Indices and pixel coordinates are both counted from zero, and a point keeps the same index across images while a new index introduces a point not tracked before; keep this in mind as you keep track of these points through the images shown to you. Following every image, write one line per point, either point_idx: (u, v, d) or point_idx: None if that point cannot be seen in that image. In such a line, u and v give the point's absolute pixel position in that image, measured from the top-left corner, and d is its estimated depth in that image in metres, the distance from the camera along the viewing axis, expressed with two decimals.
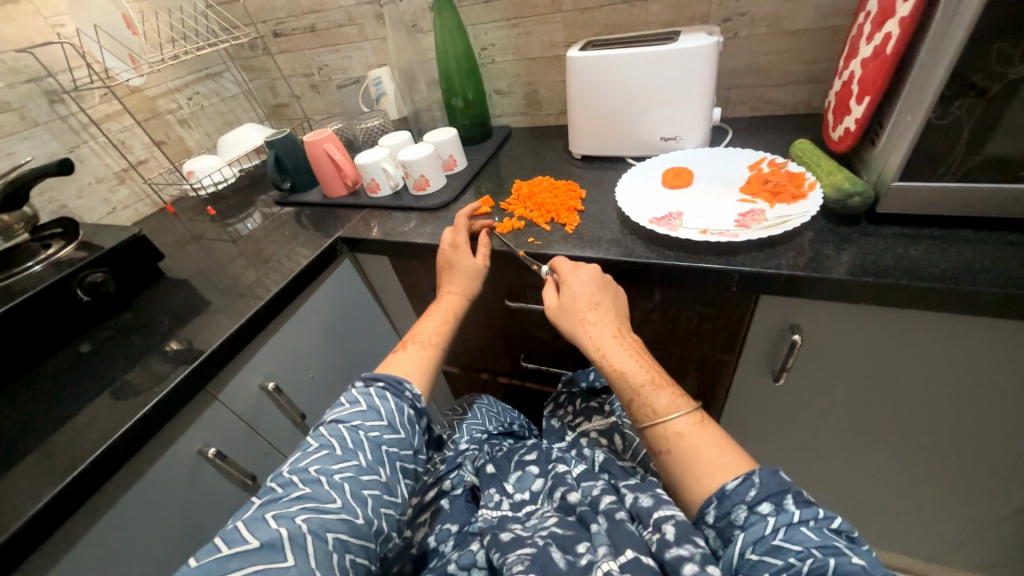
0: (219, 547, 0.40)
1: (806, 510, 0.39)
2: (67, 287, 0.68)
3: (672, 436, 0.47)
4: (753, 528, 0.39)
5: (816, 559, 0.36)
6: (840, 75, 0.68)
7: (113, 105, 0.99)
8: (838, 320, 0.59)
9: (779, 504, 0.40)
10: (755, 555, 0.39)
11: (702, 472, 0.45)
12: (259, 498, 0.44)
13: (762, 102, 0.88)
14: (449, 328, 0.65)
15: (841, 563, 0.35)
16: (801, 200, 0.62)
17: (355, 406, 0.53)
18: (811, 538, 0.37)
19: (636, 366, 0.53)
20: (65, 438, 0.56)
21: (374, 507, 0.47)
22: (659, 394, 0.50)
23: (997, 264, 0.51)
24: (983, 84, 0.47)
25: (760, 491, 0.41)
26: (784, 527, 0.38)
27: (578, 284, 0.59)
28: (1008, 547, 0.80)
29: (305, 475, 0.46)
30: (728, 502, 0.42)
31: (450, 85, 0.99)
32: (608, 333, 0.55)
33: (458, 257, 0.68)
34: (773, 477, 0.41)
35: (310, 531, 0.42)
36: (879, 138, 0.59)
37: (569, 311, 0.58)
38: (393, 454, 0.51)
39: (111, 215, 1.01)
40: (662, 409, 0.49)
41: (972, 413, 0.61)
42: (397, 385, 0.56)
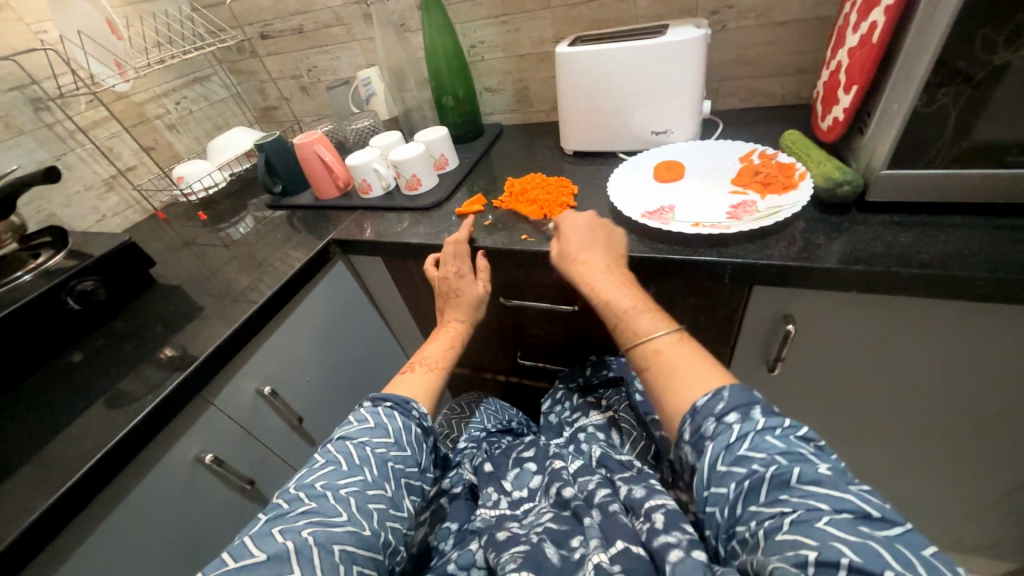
0: (225, 561, 0.39)
1: (773, 420, 0.39)
2: (57, 296, 0.67)
3: (652, 353, 0.48)
4: (721, 438, 0.39)
5: (780, 467, 0.36)
6: (827, 65, 0.68)
7: (100, 112, 0.98)
8: (831, 308, 0.59)
9: (746, 414, 0.39)
10: (723, 467, 0.38)
11: (677, 386, 0.44)
12: (266, 514, 0.44)
13: (752, 94, 0.88)
14: (454, 352, 0.66)
15: (805, 473, 0.35)
16: (792, 190, 0.62)
17: (362, 424, 0.53)
18: (776, 446, 0.37)
19: (624, 295, 0.55)
20: (60, 448, 0.56)
21: (380, 520, 0.47)
22: (643, 318, 0.51)
23: (986, 248, 0.51)
24: (969, 70, 0.48)
25: (728, 403, 0.40)
26: (751, 436, 0.38)
27: (573, 230, 0.62)
28: (1003, 529, 0.81)
29: (311, 490, 0.46)
30: (699, 416, 0.41)
31: (440, 84, 0.99)
32: (598, 269, 0.58)
33: (460, 283, 0.68)
34: (744, 392, 0.41)
35: (315, 544, 0.41)
36: (867, 127, 0.59)
37: (564, 256, 0.61)
38: (397, 469, 0.51)
39: (101, 222, 1.00)
40: (645, 330, 0.50)
41: (966, 397, 0.62)
42: (405, 404, 0.56)
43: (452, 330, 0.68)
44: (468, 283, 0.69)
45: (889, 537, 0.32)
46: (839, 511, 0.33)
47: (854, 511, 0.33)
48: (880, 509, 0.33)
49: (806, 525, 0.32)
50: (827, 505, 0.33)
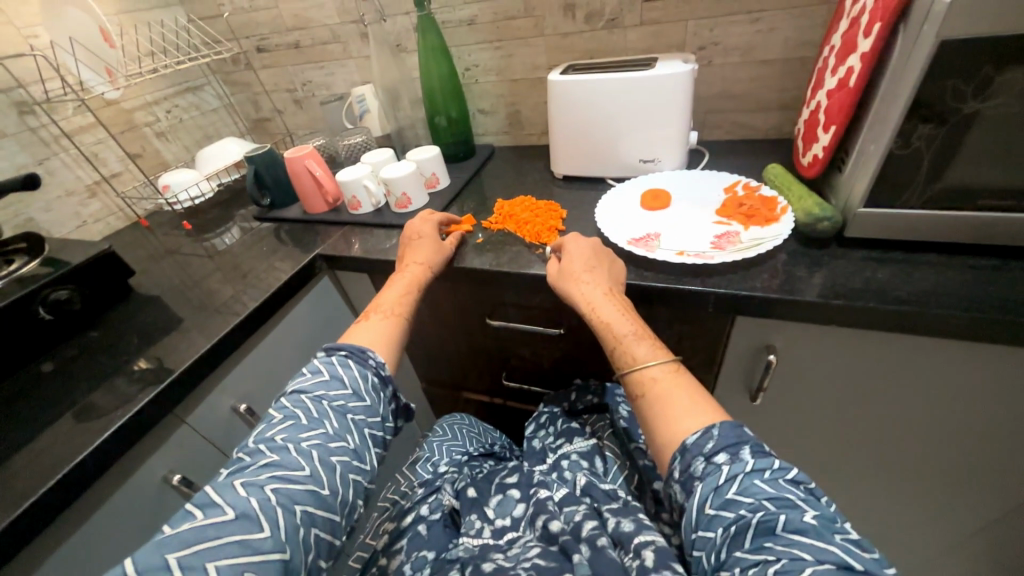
0: (191, 513, 0.40)
1: (762, 461, 0.40)
2: (28, 305, 0.65)
3: (647, 381, 0.49)
4: (710, 479, 0.40)
5: (766, 512, 0.37)
6: (807, 103, 0.71)
7: (87, 117, 0.97)
8: (812, 340, 0.60)
9: (735, 454, 0.40)
10: (711, 510, 0.39)
11: (672, 419, 0.45)
12: (228, 468, 0.44)
13: (736, 127, 0.91)
14: (412, 298, 0.64)
15: (791, 521, 0.36)
16: (774, 223, 0.64)
17: (318, 376, 0.52)
18: (764, 490, 0.38)
19: (622, 319, 0.55)
20: (19, 465, 0.53)
21: (342, 474, 0.47)
22: (641, 345, 0.52)
23: (959, 287, 0.53)
24: (941, 117, 0.50)
25: (718, 443, 0.41)
26: (740, 478, 0.39)
27: (577, 251, 0.61)
28: (982, 563, 0.81)
29: (272, 443, 0.45)
30: (689, 455, 0.42)
31: (434, 105, 1.01)
32: (598, 292, 0.57)
33: (424, 236, 0.70)
34: (733, 431, 0.42)
35: (279, 503, 0.42)
36: (845, 165, 0.61)
37: (565, 274, 0.60)
38: (359, 422, 0.51)
39: (81, 228, 0.98)
40: (641, 357, 0.51)
41: (942, 430, 0.63)
42: (361, 352, 0.55)
43: (410, 275, 0.65)
44: (427, 243, 0.69)
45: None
46: (822, 562, 0.34)
47: (837, 563, 0.34)
48: (864, 562, 0.34)
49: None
50: (810, 556, 0.34)
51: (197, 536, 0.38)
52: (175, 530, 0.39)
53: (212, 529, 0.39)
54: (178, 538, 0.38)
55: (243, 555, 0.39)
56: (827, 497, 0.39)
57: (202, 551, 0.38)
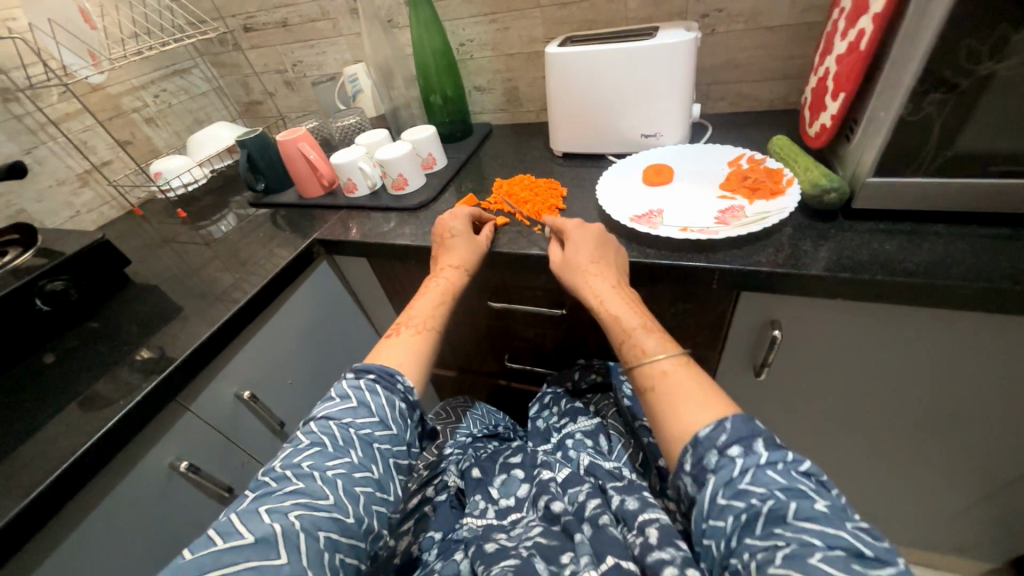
0: (214, 540, 0.39)
1: (776, 454, 0.39)
2: (27, 295, 0.65)
3: (657, 374, 0.48)
4: (722, 472, 0.39)
5: (777, 502, 0.36)
6: (815, 70, 0.68)
7: (74, 104, 0.94)
8: (817, 315, 0.59)
9: (749, 447, 0.40)
10: (723, 500, 0.39)
11: (684, 412, 0.44)
12: (253, 491, 0.43)
13: (741, 98, 0.88)
14: (444, 308, 0.62)
15: (802, 508, 0.36)
16: (780, 196, 0.62)
17: (345, 403, 0.49)
18: (776, 481, 0.38)
19: (630, 312, 0.54)
20: (25, 455, 0.53)
21: (366, 504, 0.44)
22: (650, 338, 0.51)
23: (969, 257, 0.52)
24: (954, 80, 0.48)
25: (731, 436, 0.40)
26: (753, 470, 0.38)
27: (580, 242, 0.59)
28: (982, 529, 0.83)
29: (297, 469, 0.44)
30: (701, 448, 0.41)
31: (428, 83, 0.98)
32: (605, 286, 0.56)
33: (460, 238, 0.66)
34: (746, 424, 0.41)
35: (303, 529, 0.40)
36: (855, 133, 0.59)
37: (570, 265, 0.59)
38: (384, 451, 0.48)
39: (75, 218, 0.97)
40: (650, 350, 0.50)
41: (947, 402, 0.63)
42: (390, 376, 0.52)
43: (445, 280, 0.63)
44: (462, 242, 0.66)
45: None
46: (832, 548, 0.33)
47: (847, 549, 0.33)
48: (873, 549, 0.34)
49: (799, 561, 0.33)
50: (821, 542, 0.34)
51: (216, 563, 0.37)
52: (197, 557, 0.37)
53: (232, 555, 0.37)
54: (198, 563, 0.37)
55: None
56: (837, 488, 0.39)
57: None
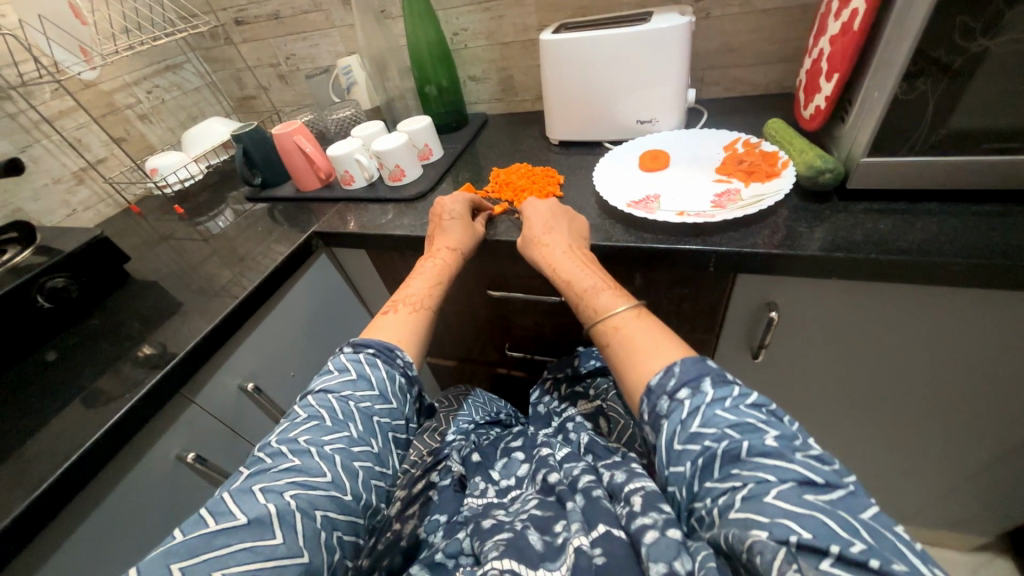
0: (205, 521, 0.38)
1: (722, 390, 0.40)
2: (27, 293, 0.65)
3: (611, 329, 0.49)
4: (674, 415, 0.40)
5: (730, 441, 0.37)
6: (809, 53, 0.68)
7: (67, 101, 0.94)
8: (812, 295, 0.60)
9: (696, 388, 0.40)
10: (679, 446, 0.39)
11: (637, 362, 0.45)
12: (248, 468, 0.43)
13: (735, 83, 0.88)
14: (439, 287, 0.63)
15: (755, 445, 0.36)
16: (775, 178, 0.63)
17: (344, 375, 0.50)
18: (725, 419, 0.38)
19: (582, 274, 0.56)
20: (34, 449, 0.54)
21: (365, 479, 0.45)
22: (605, 296, 0.53)
23: (961, 234, 0.53)
24: (946, 59, 0.48)
25: (679, 379, 0.41)
26: (702, 410, 0.39)
27: (535, 214, 0.63)
28: (977, 503, 0.84)
29: (295, 444, 0.44)
30: (653, 396, 0.42)
31: (423, 73, 0.97)
32: (559, 251, 0.58)
33: (453, 225, 0.66)
34: (695, 365, 0.42)
35: (298, 509, 0.40)
36: (848, 114, 0.59)
37: (527, 240, 0.62)
38: (384, 424, 0.49)
39: (72, 217, 0.97)
40: (604, 307, 0.51)
41: (941, 379, 0.64)
42: (389, 351, 0.53)
43: (440, 260, 0.64)
44: (456, 224, 0.66)
45: (832, 502, 0.33)
46: (784, 481, 0.34)
47: (799, 480, 0.34)
48: (823, 475, 0.35)
49: (757, 501, 0.34)
50: (775, 477, 0.35)
51: (207, 545, 0.37)
52: (188, 538, 0.37)
53: (224, 537, 0.37)
54: (191, 544, 0.37)
55: (255, 561, 0.37)
56: (789, 417, 0.40)
57: (212, 559, 0.36)
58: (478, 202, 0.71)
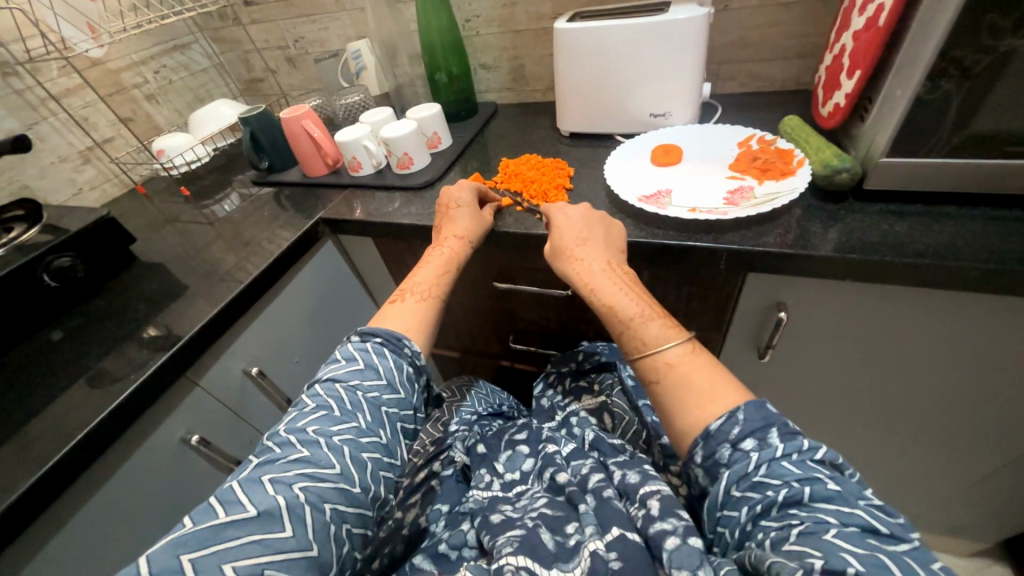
0: (215, 512, 0.38)
1: (790, 444, 0.39)
2: (32, 272, 0.65)
3: (662, 366, 0.48)
4: (737, 466, 0.39)
5: (792, 490, 0.37)
6: (831, 48, 0.67)
7: (74, 79, 0.93)
8: (824, 297, 0.59)
9: (764, 440, 0.39)
10: (737, 492, 0.39)
11: (694, 404, 0.44)
12: (256, 458, 0.43)
13: (751, 78, 0.87)
14: (448, 278, 0.62)
15: (817, 492, 0.36)
16: (790, 176, 0.62)
17: (352, 364, 0.50)
18: (791, 471, 0.38)
19: (626, 300, 0.53)
20: (39, 428, 0.54)
21: (373, 471, 0.45)
22: (652, 326, 0.51)
23: (979, 238, 0.52)
24: (973, 58, 0.47)
25: (744, 428, 0.40)
26: (769, 463, 0.38)
27: (568, 224, 0.60)
28: (976, 509, 0.84)
29: (303, 435, 0.44)
30: (714, 442, 0.41)
31: (433, 60, 0.96)
32: (598, 269, 0.56)
33: (458, 215, 0.66)
34: (758, 411, 0.41)
35: (307, 502, 0.40)
36: (869, 113, 0.58)
37: (559, 253, 0.59)
38: (392, 415, 0.49)
39: (78, 196, 0.96)
40: (652, 341, 0.49)
41: (950, 385, 0.63)
42: (396, 340, 0.53)
43: (448, 250, 0.63)
44: (466, 213, 0.66)
45: (898, 551, 0.33)
46: (848, 526, 0.34)
47: (863, 526, 0.34)
48: (889, 526, 0.34)
49: (814, 537, 0.33)
50: (836, 520, 0.34)
51: (216, 537, 0.37)
52: (197, 529, 0.37)
53: (233, 529, 0.37)
54: (199, 535, 0.36)
55: (264, 554, 0.37)
56: (850, 469, 0.40)
57: (221, 551, 0.36)
58: (484, 194, 0.71)
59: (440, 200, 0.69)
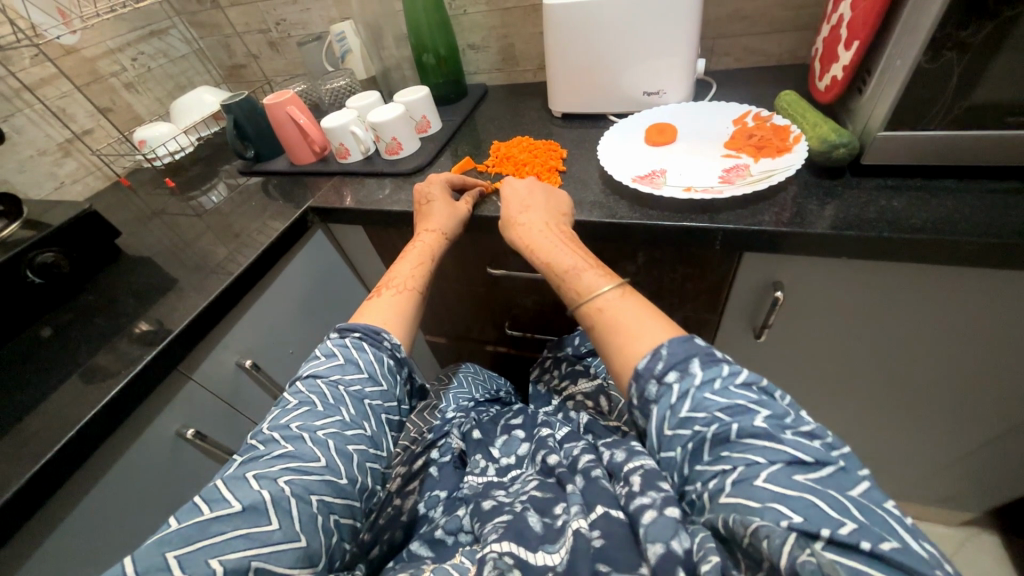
0: (200, 508, 0.38)
1: (710, 372, 0.40)
2: (16, 269, 0.63)
3: (597, 312, 0.49)
4: (663, 400, 0.40)
5: (719, 425, 0.37)
6: (828, 18, 0.65)
7: (48, 68, 0.90)
8: (818, 274, 0.59)
9: (684, 370, 0.40)
10: (669, 431, 0.40)
11: (623, 345, 0.45)
12: (241, 456, 0.43)
13: (747, 53, 0.85)
14: (424, 271, 0.61)
15: (744, 427, 0.37)
16: (786, 153, 0.60)
17: (332, 360, 0.49)
18: (714, 401, 0.38)
19: (564, 255, 0.55)
20: (30, 426, 0.53)
21: (360, 463, 0.45)
22: (587, 276, 0.53)
23: (977, 211, 0.51)
24: (975, 25, 0.46)
25: (667, 362, 0.41)
26: (691, 394, 0.39)
27: (513, 195, 0.63)
28: (969, 480, 0.86)
29: (287, 431, 0.44)
30: (642, 380, 0.42)
31: (420, 40, 0.93)
32: (538, 231, 0.58)
33: (433, 210, 0.65)
34: (682, 345, 0.42)
35: (293, 495, 0.40)
36: (867, 85, 0.57)
37: (507, 222, 0.62)
38: (376, 407, 0.49)
39: (60, 190, 0.94)
40: (589, 290, 0.51)
41: (942, 359, 0.64)
42: (375, 335, 0.52)
43: (423, 244, 0.63)
44: (440, 206, 0.65)
45: (822, 480, 0.34)
46: (775, 463, 0.35)
47: (789, 461, 0.35)
48: (814, 454, 0.35)
49: (746, 485, 0.34)
50: (764, 459, 0.35)
51: (202, 533, 0.36)
52: (183, 527, 0.37)
53: (219, 525, 0.37)
54: (185, 533, 0.36)
55: (251, 547, 0.37)
56: (781, 392, 0.40)
57: (206, 546, 0.36)
58: (467, 180, 0.69)
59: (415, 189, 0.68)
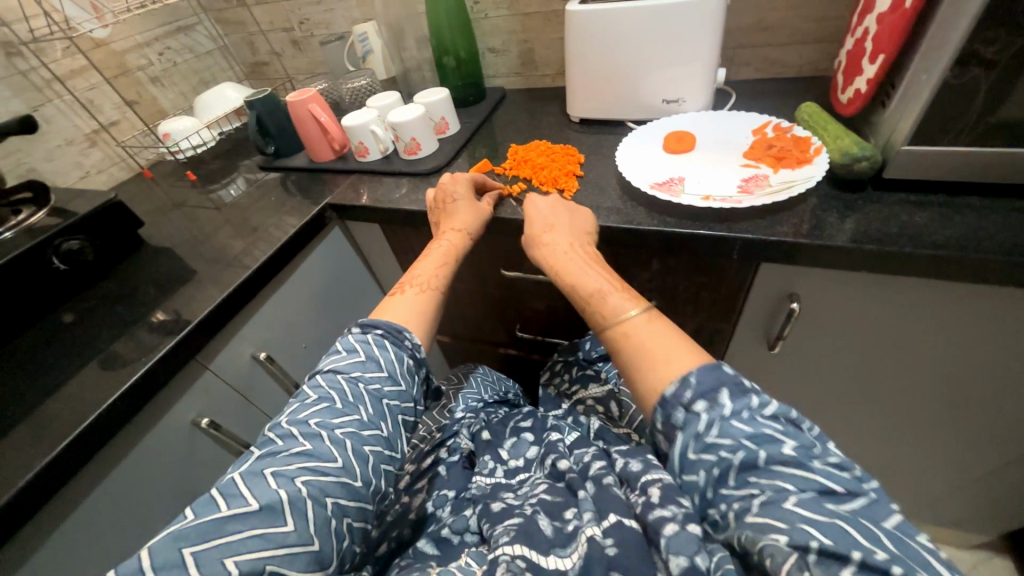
0: (218, 504, 0.38)
1: (739, 402, 0.39)
2: (42, 255, 0.65)
3: (622, 335, 0.48)
4: (690, 427, 0.40)
5: (747, 452, 0.37)
6: (852, 31, 0.65)
7: (78, 60, 0.92)
8: (835, 287, 0.59)
9: (713, 400, 0.39)
10: (693, 455, 0.39)
11: (648, 369, 0.44)
12: (259, 449, 0.43)
13: (767, 63, 0.85)
14: (447, 271, 0.62)
15: (772, 455, 0.36)
16: (806, 165, 0.60)
17: (352, 356, 0.50)
18: (742, 430, 0.38)
19: (590, 276, 0.54)
20: (52, 409, 0.54)
21: (375, 464, 0.45)
22: (613, 298, 0.51)
23: (1001, 229, 0.51)
24: (1004, 42, 0.45)
25: (695, 391, 0.40)
26: (719, 422, 0.38)
27: (538, 213, 0.62)
28: (984, 502, 0.84)
29: (306, 428, 0.44)
30: (668, 406, 0.41)
31: (441, 43, 0.94)
32: (563, 252, 0.56)
33: (456, 209, 0.65)
34: (712, 373, 0.41)
35: (309, 496, 0.40)
36: (891, 99, 0.57)
37: (530, 239, 0.61)
38: (393, 407, 0.49)
39: (84, 179, 0.96)
40: (614, 312, 0.50)
41: (960, 378, 0.63)
42: (397, 333, 0.53)
43: (447, 243, 0.63)
44: (463, 206, 0.66)
45: (852, 510, 0.34)
46: (805, 491, 0.34)
47: (819, 490, 0.35)
48: (843, 484, 0.35)
49: (774, 507, 0.34)
50: (794, 486, 0.35)
51: (219, 530, 0.37)
52: (201, 521, 0.37)
53: (236, 522, 0.37)
54: (202, 528, 0.37)
55: (266, 547, 0.37)
56: (807, 423, 0.40)
57: (222, 544, 0.36)
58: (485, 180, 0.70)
59: (437, 188, 0.69)
